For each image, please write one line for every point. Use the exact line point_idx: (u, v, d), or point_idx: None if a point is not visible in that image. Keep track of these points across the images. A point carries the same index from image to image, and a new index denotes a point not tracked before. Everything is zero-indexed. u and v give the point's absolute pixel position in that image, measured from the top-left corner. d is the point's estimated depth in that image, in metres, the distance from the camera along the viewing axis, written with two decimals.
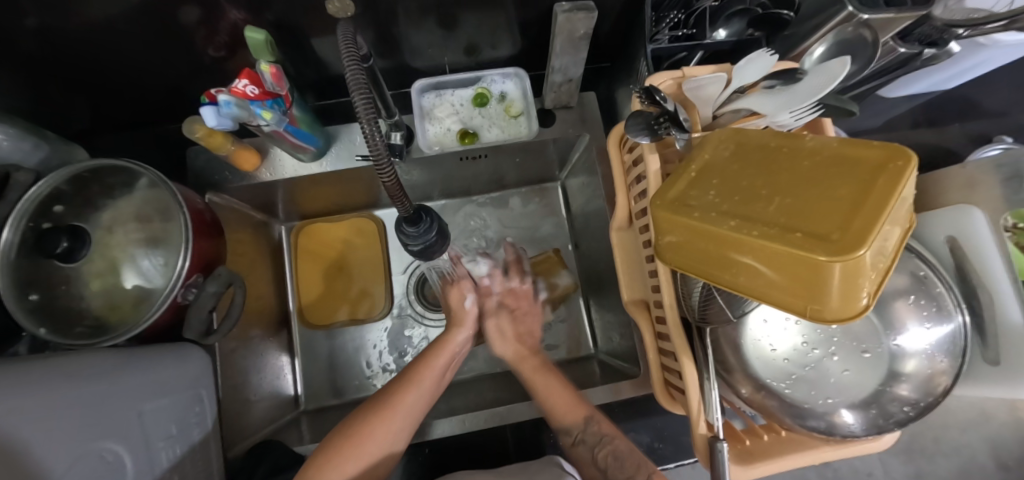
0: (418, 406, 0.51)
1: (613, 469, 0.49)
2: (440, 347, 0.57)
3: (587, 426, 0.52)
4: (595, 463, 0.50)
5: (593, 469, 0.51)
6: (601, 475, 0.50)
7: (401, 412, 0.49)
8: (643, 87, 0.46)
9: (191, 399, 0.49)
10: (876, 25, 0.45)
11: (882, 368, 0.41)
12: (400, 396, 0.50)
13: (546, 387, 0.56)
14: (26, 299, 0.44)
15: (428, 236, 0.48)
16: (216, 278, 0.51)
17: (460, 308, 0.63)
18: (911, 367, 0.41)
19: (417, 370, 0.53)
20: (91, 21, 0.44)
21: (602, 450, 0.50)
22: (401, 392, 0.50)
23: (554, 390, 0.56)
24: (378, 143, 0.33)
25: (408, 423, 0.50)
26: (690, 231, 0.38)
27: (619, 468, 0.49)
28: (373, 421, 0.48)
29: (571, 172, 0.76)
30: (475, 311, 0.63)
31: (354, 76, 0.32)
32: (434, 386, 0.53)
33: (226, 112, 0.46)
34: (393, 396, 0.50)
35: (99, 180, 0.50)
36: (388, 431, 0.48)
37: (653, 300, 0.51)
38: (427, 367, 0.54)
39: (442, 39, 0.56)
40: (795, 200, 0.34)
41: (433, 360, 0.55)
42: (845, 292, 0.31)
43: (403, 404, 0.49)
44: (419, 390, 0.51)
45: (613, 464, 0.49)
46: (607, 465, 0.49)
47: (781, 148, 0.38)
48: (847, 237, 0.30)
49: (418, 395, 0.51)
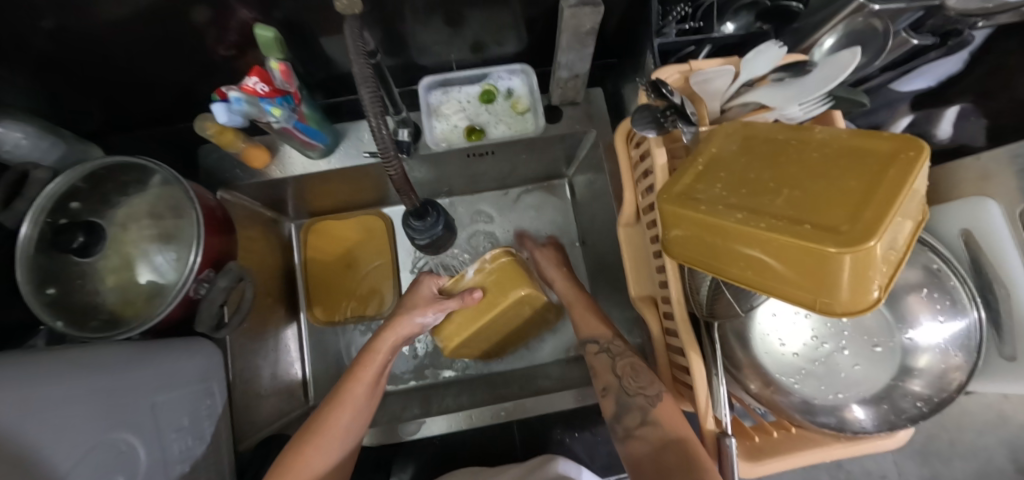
0: (348, 417, 0.51)
1: (628, 376, 0.52)
2: (370, 357, 0.57)
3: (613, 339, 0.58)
4: (614, 369, 0.54)
5: (609, 374, 0.55)
6: (615, 380, 0.53)
7: (329, 435, 0.49)
8: (650, 79, 0.45)
9: (203, 393, 0.50)
10: (889, 16, 0.44)
11: (892, 362, 0.41)
12: (325, 420, 0.50)
13: (581, 304, 0.64)
14: (43, 292, 0.45)
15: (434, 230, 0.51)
16: (226, 273, 0.52)
17: (407, 315, 0.60)
18: (924, 362, 0.40)
19: (346, 389, 0.53)
20: (106, 19, 0.44)
21: (625, 365, 0.54)
22: (334, 408, 0.51)
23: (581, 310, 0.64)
24: (385, 136, 0.35)
25: (344, 443, 0.50)
26: (697, 224, 0.38)
27: (635, 378, 0.52)
28: (309, 442, 0.48)
29: (578, 168, 0.75)
30: (417, 325, 0.58)
31: (361, 70, 0.34)
32: (365, 401, 0.53)
33: (236, 108, 0.46)
34: (323, 418, 0.50)
35: (114, 178, 0.52)
36: (323, 446, 0.49)
37: (661, 296, 0.51)
38: (355, 381, 0.54)
39: (449, 36, 0.56)
40: (803, 193, 0.34)
41: (362, 375, 0.55)
42: (852, 283, 0.31)
43: (333, 425, 0.50)
44: (351, 409, 0.52)
45: (623, 379, 0.53)
46: (622, 373, 0.53)
47: (791, 141, 0.39)
48: (857, 229, 0.30)
49: (343, 416, 0.51)
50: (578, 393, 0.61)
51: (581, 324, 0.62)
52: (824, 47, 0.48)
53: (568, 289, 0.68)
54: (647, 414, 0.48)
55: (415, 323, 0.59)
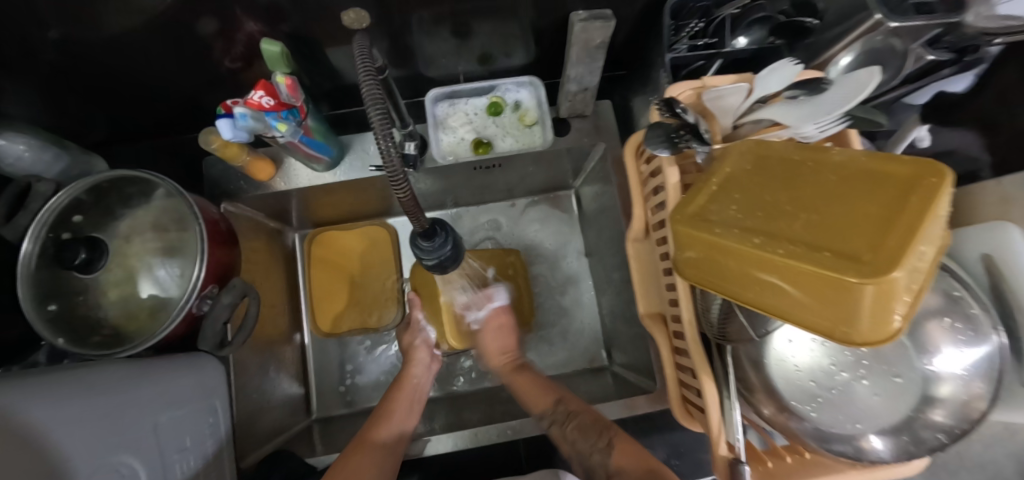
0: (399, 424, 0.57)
1: (579, 440, 0.53)
2: (402, 384, 0.64)
3: (555, 408, 0.57)
4: (567, 438, 0.54)
5: (567, 444, 0.54)
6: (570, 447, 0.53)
7: (371, 447, 0.53)
8: (662, 98, 0.44)
9: (204, 410, 0.49)
10: (906, 33, 0.43)
11: (915, 394, 0.36)
12: (374, 429, 0.55)
13: (525, 384, 0.62)
14: (45, 309, 0.45)
15: (445, 249, 0.39)
16: (230, 289, 0.50)
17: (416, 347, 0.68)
18: (948, 393, 0.35)
19: (384, 407, 0.59)
20: (111, 31, 0.44)
21: (574, 429, 0.54)
22: (384, 418, 0.57)
23: (524, 385, 0.62)
24: (390, 153, 0.32)
25: (390, 456, 0.53)
26: (711, 247, 0.37)
27: (585, 438, 0.52)
28: (353, 453, 0.52)
29: (585, 180, 0.75)
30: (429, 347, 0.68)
31: (370, 91, 0.32)
32: (403, 417, 0.59)
33: (241, 124, 0.45)
34: (365, 432, 0.55)
35: (116, 190, 0.51)
36: (370, 455, 0.52)
37: (671, 314, 0.50)
38: (395, 401, 0.61)
39: (456, 47, 0.56)
40: (821, 217, 0.33)
41: (397, 397, 0.61)
42: (872, 311, 0.30)
43: (374, 439, 0.54)
44: (391, 422, 0.57)
45: (577, 443, 0.53)
46: (573, 438, 0.53)
47: (806, 161, 0.38)
48: (880, 258, 0.29)
49: (384, 428, 0.56)
50: None
51: (526, 401, 0.60)
52: (841, 66, 0.47)
53: (507, 368, 0.65)
54: (610, 464, 0.49)
55: (425, 348, 0.68)
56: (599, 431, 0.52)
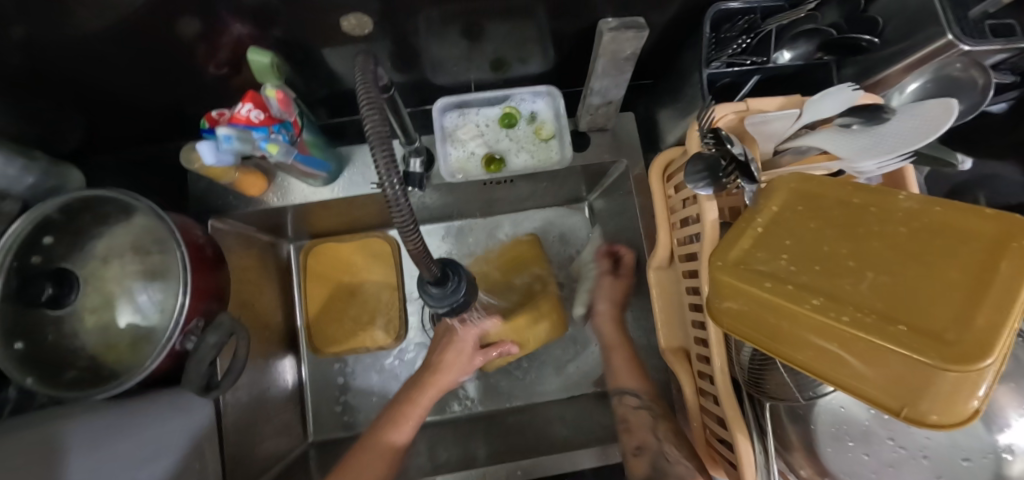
0: (407, 433, 0.54)
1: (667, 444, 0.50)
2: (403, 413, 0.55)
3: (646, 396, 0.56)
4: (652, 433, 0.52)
5: (646, 433, 0.52)
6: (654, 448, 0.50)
7: None
8: (712, 127, 0.39)
9: (193, 455, 0.44)
10: (977, 55, 0.39)
11: (985, 476, 0.32)
12: (388, 430, 0.53)
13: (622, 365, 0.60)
14: (12, 348, 0.40)
15: (457, 296, 0.35)
16: (216, 326, 0.43)
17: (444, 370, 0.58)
18: (1020, 471, 0.32)
19: (367, 446, 0.52)
20: (76, 35, 0.38)
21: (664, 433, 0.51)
22: (394, 421, 0.54)
23: (620, 362, 0.61)
24: (392, 177, 0.25)
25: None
26: (757, 301, 0.33)
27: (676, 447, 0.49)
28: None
29: (600, 194, 0.71)
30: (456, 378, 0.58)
31: (374, 129, 0.25)
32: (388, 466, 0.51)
33: (226, 146, 0.41)
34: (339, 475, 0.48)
35: (92, 209, 0.46)
36: None
37: (697, 353, 0.47)
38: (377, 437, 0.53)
39: (467, 52, 0.50)
40: (891, 280, 0.29)
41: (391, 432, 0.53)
42: (951, 396, 0.26)
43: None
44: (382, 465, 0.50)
45: (664, 445, 0.50)
46: (663, 437, 0.51)
47: (868, 207, 0.33)
48: (967, 340, 0.25)
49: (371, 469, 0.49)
50: (604, 449, 0.56)
51: (616, 377, 0.59)
52: (907, 93, 0.44)
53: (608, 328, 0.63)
54: (668, 456, 0.49)
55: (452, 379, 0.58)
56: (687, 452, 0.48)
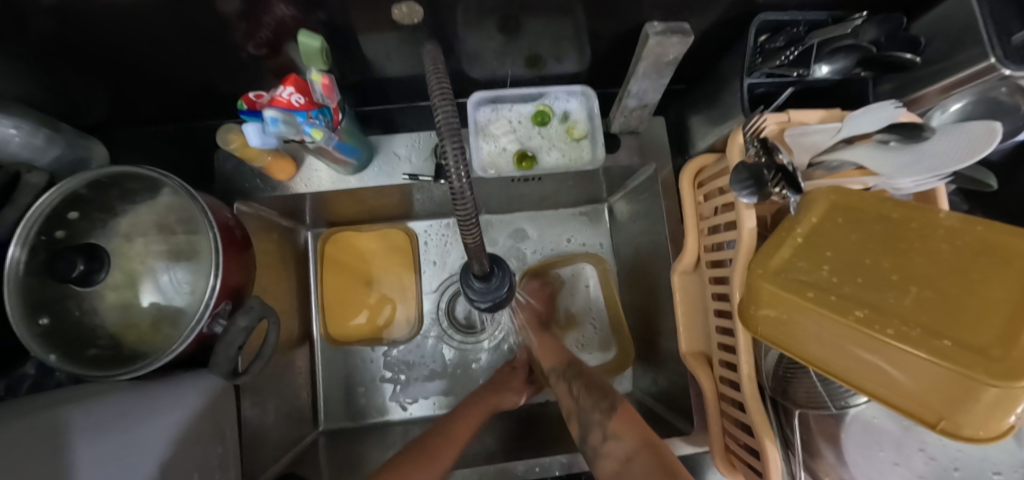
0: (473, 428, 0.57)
1: (583, 398, 0.57)
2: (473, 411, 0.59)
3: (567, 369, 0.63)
4: (572, 396, 0.58)
5: (569, 401, 0.58)
6: (573, 402, 0.57)
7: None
8: (759, 139, 0.41)
9: (214, 439, 0.43)
10: (1019, 81, 0.39)
11: None
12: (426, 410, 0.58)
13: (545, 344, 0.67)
14: (36, 323, 0.39)
15: (500, 291, 0.36)
16: (246, 310, 0.42)
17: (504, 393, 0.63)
18: None
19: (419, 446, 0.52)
20: (111, 11, 0.37)
21: (578, 388, 0.59)
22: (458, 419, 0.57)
23: (545, 342, 0.67)
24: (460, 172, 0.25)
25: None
26: (800, 310, 0.34)
27: (591, 396, 0.57)
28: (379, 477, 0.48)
29: (622, 196, 0.72)
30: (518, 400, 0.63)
31: (445, 120, 0.25)
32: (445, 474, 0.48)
33: (271, 129, 0.41)
34: None
35: (118, 185, 0.45)
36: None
37: (719, 358, 0.47)
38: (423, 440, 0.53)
39: (504, 48, 0.50)
40: (936, 295, 0.30)
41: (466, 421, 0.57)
42: (992, 412, 0.26)
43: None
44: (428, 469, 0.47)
45: (580, 403, 0.56)
46: (578, 396, 0.57)
47: (909, 223, 0.34)
48: (1016, 357, 0.25)
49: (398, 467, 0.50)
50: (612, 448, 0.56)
51: (542, 355, 0.66)
52: (949, 112, 0.43)
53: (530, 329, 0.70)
54: (607, 429, 0.50)
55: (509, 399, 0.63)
56: (603, 394, 0.56)
